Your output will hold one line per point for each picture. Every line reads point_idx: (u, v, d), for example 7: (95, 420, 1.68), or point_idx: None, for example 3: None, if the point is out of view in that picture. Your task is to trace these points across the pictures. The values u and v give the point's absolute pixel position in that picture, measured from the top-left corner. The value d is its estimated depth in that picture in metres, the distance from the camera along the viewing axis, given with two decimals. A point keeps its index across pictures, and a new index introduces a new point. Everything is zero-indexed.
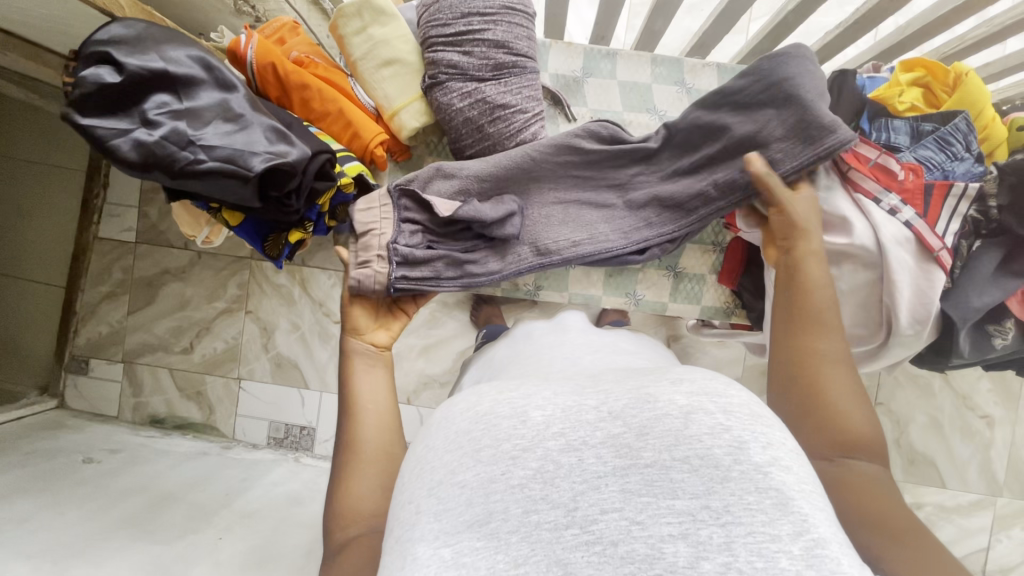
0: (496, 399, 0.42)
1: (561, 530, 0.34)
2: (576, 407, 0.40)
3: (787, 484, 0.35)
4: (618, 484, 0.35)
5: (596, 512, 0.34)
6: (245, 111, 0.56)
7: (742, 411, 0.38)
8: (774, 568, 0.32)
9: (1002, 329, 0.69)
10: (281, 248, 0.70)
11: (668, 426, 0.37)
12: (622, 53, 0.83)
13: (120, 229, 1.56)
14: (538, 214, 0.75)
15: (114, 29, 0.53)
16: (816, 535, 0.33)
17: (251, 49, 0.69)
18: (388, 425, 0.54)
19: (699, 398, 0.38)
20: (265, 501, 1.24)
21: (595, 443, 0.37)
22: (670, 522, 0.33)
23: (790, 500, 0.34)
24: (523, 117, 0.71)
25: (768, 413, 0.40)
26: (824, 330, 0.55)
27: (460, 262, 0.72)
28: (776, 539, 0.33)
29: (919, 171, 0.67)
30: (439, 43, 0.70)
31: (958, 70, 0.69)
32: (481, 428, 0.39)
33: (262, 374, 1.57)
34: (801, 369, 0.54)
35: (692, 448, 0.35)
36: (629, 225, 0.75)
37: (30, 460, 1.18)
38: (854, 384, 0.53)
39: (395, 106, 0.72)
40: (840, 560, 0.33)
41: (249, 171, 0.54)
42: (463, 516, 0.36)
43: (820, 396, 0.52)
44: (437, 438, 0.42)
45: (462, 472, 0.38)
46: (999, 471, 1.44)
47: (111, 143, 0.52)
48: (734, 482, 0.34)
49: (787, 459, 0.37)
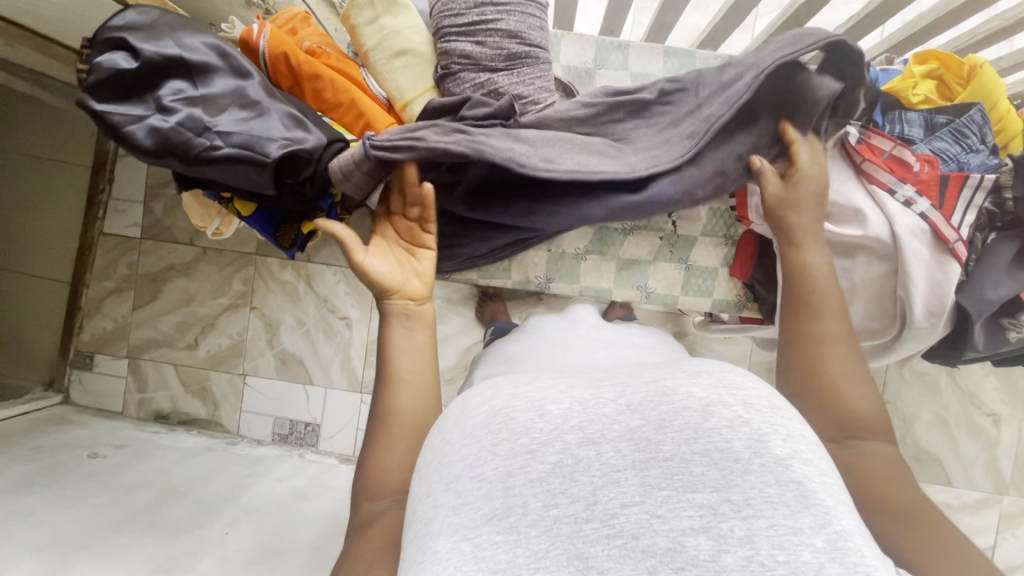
0: (511, 394, 0.42)
1: (580, 523, 0.34)
2: (593, 400, 0.40)
3: (808, 477, 0.34)
4: (637, 477, 0.35)
5: (615, 506, 0.34)
6: (261, 97, 0.56)
7: (760, 403, 0.38)
8: (797, 561, 0.31)
9: (1017, 323, 0.68)
10: (295, 237, 0.71)
11: (687, 420, 0.36)
12: (633, 44, 0.83)
13: (125, 224, 1.55)
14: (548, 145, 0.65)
15: (130, 16, 0.53)
16: (838, 528, 0.33)
17: (264, 39, 0.69)
18: (425, 396, 0.53)
19: (717, 390, 0.38)
20: (270, 497, 1.24)
21: (613, 437, 0.37)
22: (690, 515, 0.33)
23: (811, 492, 0.34)
24: (537, 108, 0.69)
25: (785, 406, 0.39)
26: (823, 316, 0.56)
27: (453, 131, 0.60)
28: (799, 531, 0.32)
29: (936, 163, 0.66)
30: (451, 33, 0.69)
31: (972, 62, 0.70)
32: (499, 421, 0.39)
33: (267, 370, 1.57)
34: (803, 354, 0.54)
35: (710, 441, 0.35)
36: (642, 159, 0.65)
37: (35, 455, 1.18)
38: (855, 369, 0.53)
39: (407, 97, 0.72)
40: (863, 553, 0.32)
41: (265, 158, 0.54)
42: (481, 510, 0.36)
43: (824, 382, 0.52)
44: (453, 433, 0.42)
45: (479, 466, 0.38)
46: (1005, 470, 1.44)
47: (127, 129, 0.52)
48: (755, 475, 0.34)
49: (807, 452, 0.36)
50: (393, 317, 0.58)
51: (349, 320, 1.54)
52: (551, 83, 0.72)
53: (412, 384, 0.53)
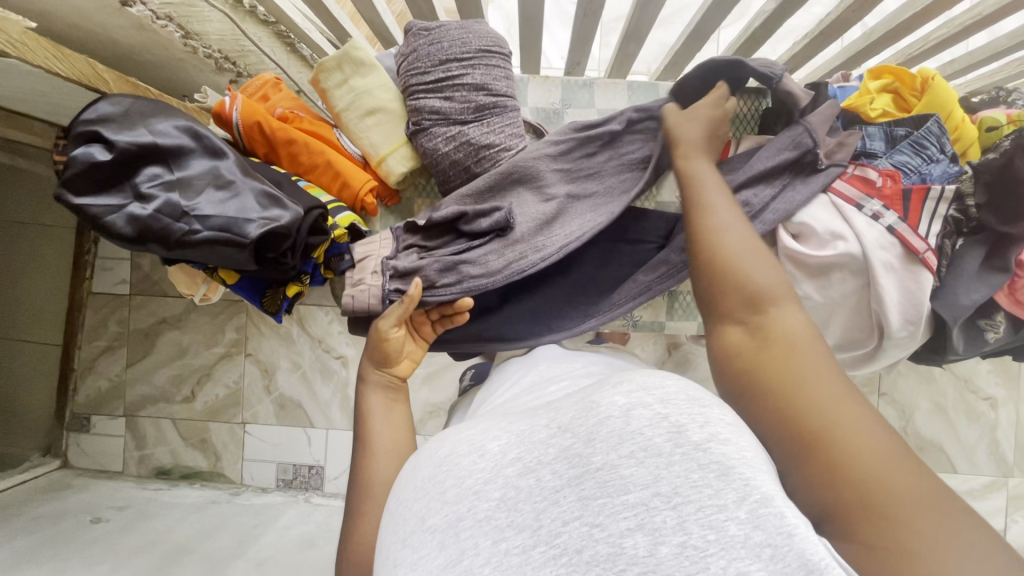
0: (457, 441, 0.41)
1: (529, 550, 0.30)
2: (529, 431, 0.38)
3: (728, 454, 0.30)
4: (575, 493, 0.31)
5: (558, 525, 0.30)
6: (236, 176, 0.57)
7: (679, 398, 0.33)
8: (725, 538, 0.27)
9: (994, 324, 0.71)
10: (280, 303, 0.69)
11: (611, 428, 0.32)
12: (598, 81, 0.85)
13: (114, 282, 1.56)
14: (533, 210, 0.70)
15: (102, 107, 0.54)
16: (760, 495, 0.28)
17: (236, 111, 0.70)
18: (395, 455, 0.52)
19: (638, 394, 0.34)
20: (278, 547, 1.23)
21: (548, 460, 0.34)
22: (625, 516, 0.29)
23: (731, 467, 0.29)
24: (508, 155, 0.72)
25: (705, 392, 0.35)
26: (714, 209, 0.53)
27: (453, 264, 0.67)
28: (723, 507, 0.28)
29: (897, 177, 0.67)
30: (419, 90, 0.70)
31: (923, 74, 0.71)
32: (443, 471, 0.38)
33: (266, 417, 1.56)
34: (706, 264, 0.50)
35: (634, 442, 0.31)
36: (606, 212, 0.71)
37: (38, 526, 1.17)
38: (760, 257, 0.49)
39: (382, 153, 0.73)
40: (786, 512, 0.28)
41: (244, 239, 0.54)
42: (437, 560, 0.33)
43: (727, 276, 0.48)
44: (406, 489, 0.41)
45: (429, 516, 0.36)
46: (1007, 451, 1.45)
47: (107, 219, 0.53)
48: (678, 465, 0.29)
49: (726, 432, 0.31)
50: (372, 396, 0.59)
51: (344, 359, 1.54)
52: (520, 128, 0.74)
53: (385, 450, 0.52)
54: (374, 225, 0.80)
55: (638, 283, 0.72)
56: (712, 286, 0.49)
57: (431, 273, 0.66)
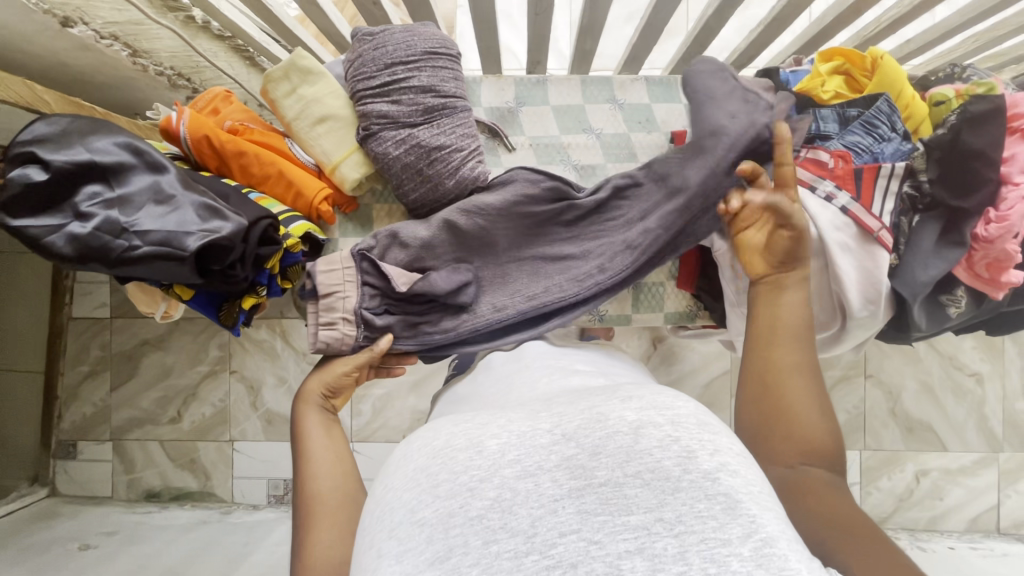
0: (453, 432, 0.42)
1: (520, 557, 0.32)
2: (531, 432, 0.39)
3: (735, 488, 0.34)
4: (574, 505, 0.33)
5: (554, 536, 0.32)
6: (176, 190, 0.56)
7: (689, 421, 0.37)
8: (726, 572, 0.29)
9: (955, 298, 0.71)
10: (236, 315, 0.69)
11: (619, 443, 0.36)
12: (552, 78, 0.85)
13: (93, 306, 1.55)
14: (495, 274, 0.74)
15: (38, 128, 0.54)
16: (764, 535, 0.31)
17: (183, 125, 0.70)
18: (343, 472, 0.55)
19: (648, 412, 0.37)
20: (269, 564, 1.22)
21: (550, 467, 0.36)
22: (625, 538, 0.31)
23: (737, 503, 0.33)
24: (460, 155, 0.70)
25: (713, 421, 0.39)
26: (791, 344, 0.56)
27: (413, 326, 0.71)
28: (726, 542, 0.31)
29: (848, 157, 0.68)
30: (367, 95, 0.70)
31: (872, 55, 0.71)
32: (438, 463, 0.38)
33: (254, 434, 1.55)
34: (767, 394, 0.54)
35: (643, 462, 0.34)
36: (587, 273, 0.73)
37: (24, 556, 1.16)
38: (818, 397, 0.54)
39: (335, 161, 0.73)
40: (788, 556, 0.31)
41: (184, 252, 0.54)
42: (423, 554, 0.34)
43: (785, 415, 0.52)
44: (395, 480, 0.41)
45: (421, 509, 0.36)
46: (996, 426, 1.45)
47: (46, 240, 0.53)
48: (684, 492, 0.33)
49: (734, 464, 0.35)
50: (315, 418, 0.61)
51: None
52: (474, 129, 0.73)
53: (330, 461, 0.56)
54: (333, 233, 0.80)
55: (598, 267, 0.72)
56: (772, 418, 0.53)
57: (396, 328, 0.70)
